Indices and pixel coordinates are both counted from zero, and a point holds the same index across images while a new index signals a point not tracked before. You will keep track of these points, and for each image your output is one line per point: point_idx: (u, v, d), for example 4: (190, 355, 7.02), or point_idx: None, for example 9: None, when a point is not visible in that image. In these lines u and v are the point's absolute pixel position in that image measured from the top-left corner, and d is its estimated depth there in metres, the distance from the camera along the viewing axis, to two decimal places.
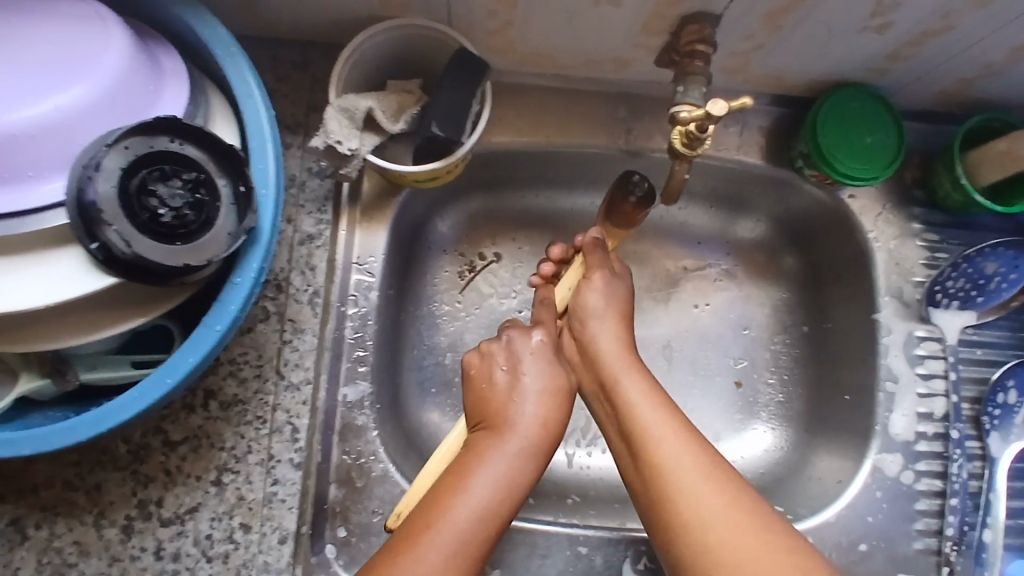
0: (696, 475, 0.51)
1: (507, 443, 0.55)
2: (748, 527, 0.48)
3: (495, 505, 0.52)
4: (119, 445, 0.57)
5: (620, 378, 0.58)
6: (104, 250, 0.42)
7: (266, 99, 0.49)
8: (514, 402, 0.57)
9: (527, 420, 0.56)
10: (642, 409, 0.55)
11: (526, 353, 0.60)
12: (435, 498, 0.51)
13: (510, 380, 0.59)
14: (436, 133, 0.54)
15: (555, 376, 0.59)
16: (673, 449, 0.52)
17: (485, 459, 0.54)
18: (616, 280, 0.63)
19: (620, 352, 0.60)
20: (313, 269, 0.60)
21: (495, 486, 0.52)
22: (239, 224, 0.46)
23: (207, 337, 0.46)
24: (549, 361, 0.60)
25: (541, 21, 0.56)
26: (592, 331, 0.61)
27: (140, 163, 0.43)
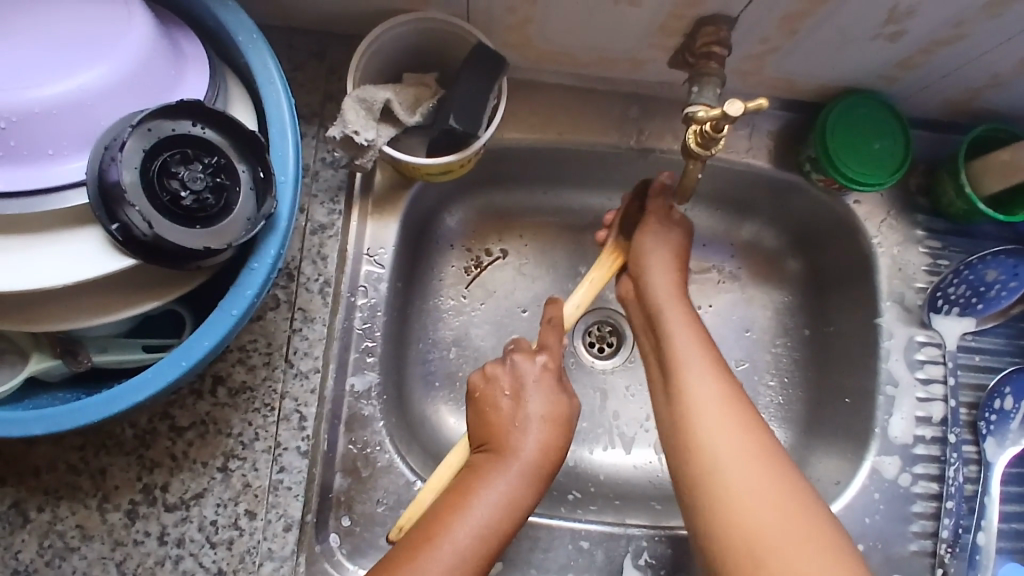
0: (718, 403, 0.54)
1: (507, 471, 0.55)
2: (756, 457, 0.52)
3: (489, 532, 0.51)
4: (125, 430, 0.57)
5: (676, 326, 0.59)
6: (124, 231, 0.42)
7: (286, 86, 0.49)
8: (515, 429, 0.57)
9: (527, 448, 0.56)
10: (679, 337, 0.58)
11: (528, 381, 0.60)
12: (438, 518, 0.51)
13: (513, 405, 0.58)
14: (453, 126, 0.54)
15: (559, 404, 0.59)
16: (702, 375, 0.56)
17: (485, 485, 0.53)
18: (672, 233, 0.64)
19: (673, 289, 0.61)
20: (325, 259, 0.60)
21: (483, 520, 0.52)
22: (258, 210, 0.46)
23: (222, 323, 0.46)
24: (551, 390, 0.60)
25: (559, 18, 0.57)
26: (648, 270, 0.62)
27: (162, 146, 0.43)
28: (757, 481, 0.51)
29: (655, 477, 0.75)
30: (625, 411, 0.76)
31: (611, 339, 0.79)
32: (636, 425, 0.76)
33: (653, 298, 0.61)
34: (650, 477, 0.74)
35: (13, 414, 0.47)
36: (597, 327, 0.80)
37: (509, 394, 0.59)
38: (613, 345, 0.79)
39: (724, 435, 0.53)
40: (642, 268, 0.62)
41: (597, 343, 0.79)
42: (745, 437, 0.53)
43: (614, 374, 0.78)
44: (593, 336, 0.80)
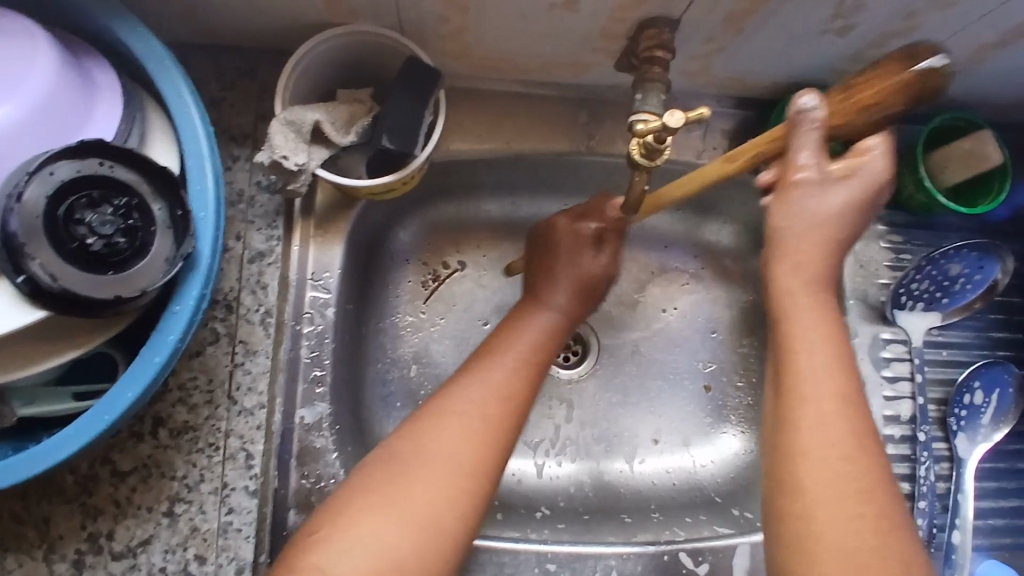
0: (828, 408, 0.46)
1: (545, 307, 0.60)
2: (854, 467, 0.44)
3: (529, 362, 0.55)
4: (65, 477, 0.55)
5: (802, 292, 0.49)
6: (31, 283, 0.39)
7: (203, 115, 0.46)
8: (548, 282, 0.61)
9: (559, 295, 0.61)
10: (801, 324, 0.48)
11: (565, 236, 0.62)
12: (491, 344, 0.56)
13: (549, 267, 0.62)
14: (387, 147, 0.52)
15: (600, 260, 0.63)
16: (814, 368, 0.47)
17: (525, 321, 0.59)
18: (846, 181, 0.48)
19: (819, 252, 0.49)
20: (264, 288, 0.57)
21: (534, 342, 0.57)
22: (177, 250, 0.43)
23: (146, 370, 0.44)
24: (591, 248, 0.62)
25: (496, 26, 0.54)
26: (803, 207, 0.48)
27: (67, 190, 0.40)
28: (843, 495, 0.43)
29: (626, 486, 0.73)
30: (593, 422, 0.75)
31: (576, 347, 0.78)
32: (606, 435, 0.75)
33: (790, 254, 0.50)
34: (621, 487, 0.73)
35: None
36: None
37: (552, 250, 0.62)
38: (578, 353, 0.77)
39: (825, 434, 0.45)
40: (780, 206, 0.48)
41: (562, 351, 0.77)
42: (853, 436, 0.45)
43: (581, 383, 0.76)
44: None
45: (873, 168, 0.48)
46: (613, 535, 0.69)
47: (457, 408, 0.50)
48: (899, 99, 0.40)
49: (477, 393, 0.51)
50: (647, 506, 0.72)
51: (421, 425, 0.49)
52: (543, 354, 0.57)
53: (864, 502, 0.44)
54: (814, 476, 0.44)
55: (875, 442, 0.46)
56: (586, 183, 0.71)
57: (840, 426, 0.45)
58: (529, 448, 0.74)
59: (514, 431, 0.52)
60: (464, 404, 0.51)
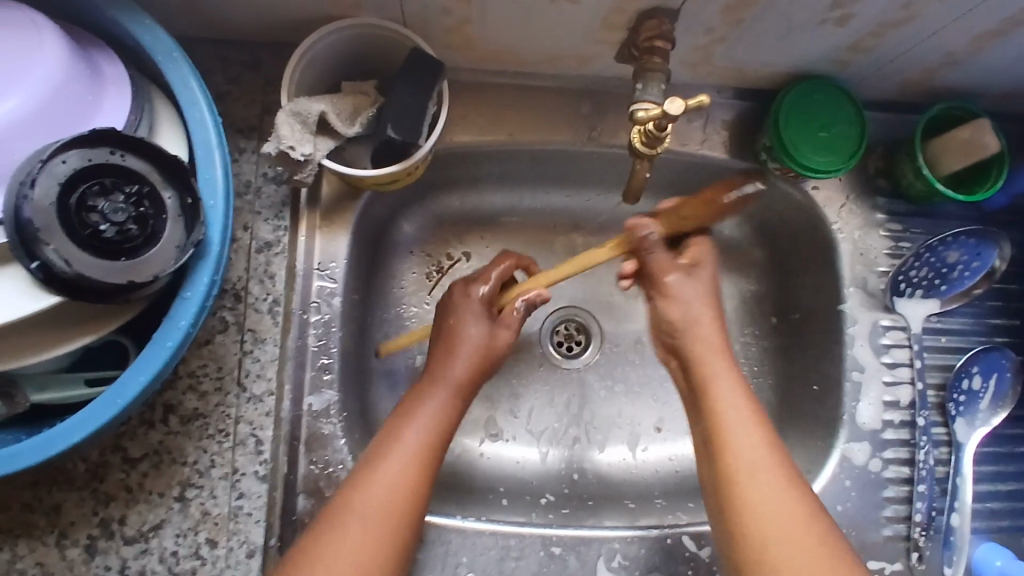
0: (760, 468, 0.50)
1: (433, 396, 0.57)
2: (795, 520, 0.48)
3: (421, 457, 0.53)
4: (77, 464, 0.56)
5: (709, 365, 0.55)
6: (44, 269, 0.40)
7: (211, 105, 0.47)
8: (448, 349, 0.59)
9: (457, 363, 0.58)
10: (730, 423, 0.52)
11: (460, 309, 0.61)
12: (374, 454, 0.53)
13: (448, 336, 0.60)
14: (392, 137, 0.52)
15: (489, 331, 0.60)
16: (755, 472, 0.50)
17: (416, 412, 0.56)
18: (697, 270, 0.57)
19: (716, 341, 0.56)
20: (272, 278, 0.58)
21: (419, 440, 0.54)
22: (188, 237, 0.44)
23: (157, 355, 0.44)
24: (480, 316, 0.61)
25: (498, 17, 0.55)
26: (680, 300, 0.56)
27: (78, 178, 0.41)
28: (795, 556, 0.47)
29: (630, 474, 0.74)
30: (595, 409, 0.76)
31: (579, 337, 0.79)
32: (609, 422, 0.76)
33: (697, 347, 0.55)
34: (625, 474, 0.74)
35: None
36: (564, 327, 0.79)
37: (448, 324, 0.60)
38: (581, 342, 0.78)
39: (761, 497, 0.49)
40: (665, 304, 0.57)
41: (565, 342, 0.78)
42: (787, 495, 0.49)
43: (584, 373, 0.77)
44: (561, 336, 0.78)
45: (710, 256, 0.58)
46: (619, 519, 0.70)
47: (336, 537, 0.49)
48: (733, 195, 0.53)
49: (352, 528, 0.49)
50: (650, 493, 0.73)
51: (301, 558, 0.48)
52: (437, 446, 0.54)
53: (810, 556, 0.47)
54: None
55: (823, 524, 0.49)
56: (588, 174, 0.71)
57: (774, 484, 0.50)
58: (533, 436, 0.74)
59: (401, 550, 0.50)
60: (340, 532, 0.49)
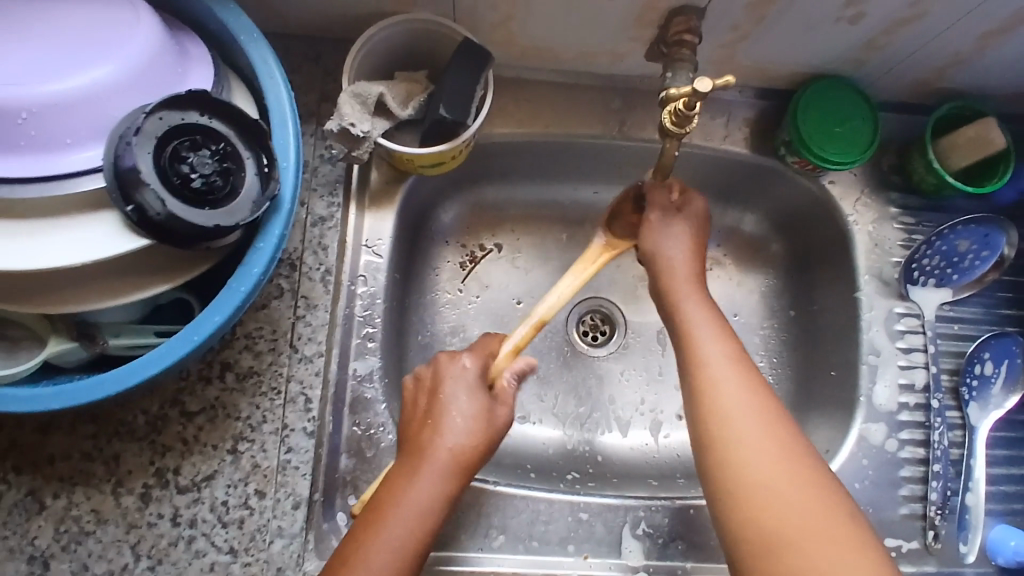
0: (736, 383, 0.55)
1: (422, 474, 0.56)
2: (768, 428, 0.53)
3: (401, 555, 0.52)
4: (137, 416, 0.60)
5: (690, 297, 0.61)
6: (139, 212, 0.45)
7: (285, 81, 0.53)
8: (431, 429, 0.58)
9: (440, 447, 0.57)
10: (705, 343, 0.57)
11: (450, 382, 0.61)
12: (360, 539, 0.53)
13: (432, 415, 0.59)
14: (444, 115, 0.58)
15: (482, 406, 0.60)
16: (724, 386, 0.55)
17: (405, 490, 0.55)
18: (680, 213, 0.64)
19: (693, 278, 0.62)
20: (325, 249, 0.63)
21: (404, 535, 0.53)
22: (263, 193, 0.49)
23: (231, 298, 0.49)
24: (472, 390, 0.60)
25: (540, 15, 0.61)
26: (663, 240, 0.63)
27: (173, 133, 0.46)
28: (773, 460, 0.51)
29: (651, 457, 0.77)
30: (618, 395, 0.79)
31: (604, 327, 0.82)
32: (632, 409, 0.79)
33: (673, 277, 0.62)
34: (647, 457, 0.77)
35: (20, 395, 0.47)
36: (590, 317, 0.83)
37: (434, 395, 0.60)
38: (606, 332, 0.82)
39: (738, 410, 0.54)
40: (649, 240, 0.64)
41: (590, 331, 0.82)
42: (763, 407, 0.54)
43: (610, 360, 0.81)
44: (587, 325, 0.82)
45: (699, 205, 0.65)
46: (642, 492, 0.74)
47: None
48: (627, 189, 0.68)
49: None
50: (672, 473, 0.76)
51: None
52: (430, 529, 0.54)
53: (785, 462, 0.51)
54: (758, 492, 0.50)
55: (792, 429, 0.53)
56: (617, 168, 0.76)
57: (750, 396, 0.54)
58: (559, 419, 0.78)
59: None
60: None
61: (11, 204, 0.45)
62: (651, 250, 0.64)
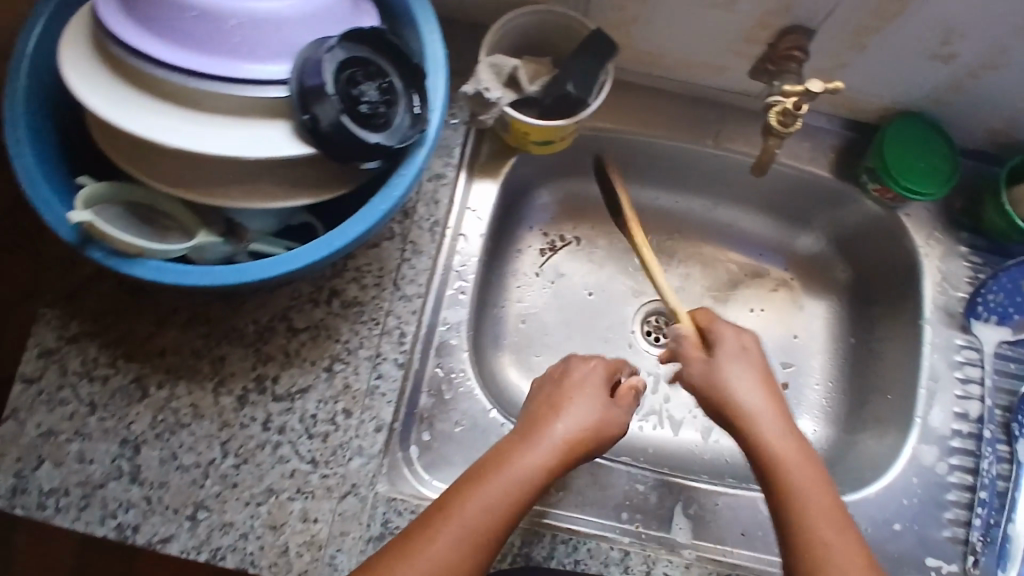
0: (801, 467, 0.57)
1: (533, 448, 0.57)
2: (834, 514, 0.54)
3: (499, 513, 0.53)
4: (248, 325, 0.65)
5: (748, 383, 0.61)
6: (312, 122, 0.51)
7: (441, 37, 0.59)
8: (551, 414, 0.60)
9: (558, 428, 0.58)
10: (769, 430, 0.59)
11: (574, 376, 0.63)
12: (446, 505, 0.53)
13: (555, 400, 0.61)
14: (570, 91, 0.63)
15: (602, 402, 0.61)
16: (790, 472, 0.56)
17: (508, 460, 0.56)
18: (719, 323, 0.65)
19: (756, 366, 0.62)
20: (437, 203, 0.69)
21: (503, 496, 0.54)
22: (413, 127, 0.55)
23: (373, 213, 0.55)
24: (595, 387, 0.62)
25: (661, 22, 0.67)
26: (719, 336, 0.64)
27: (350, 61, 0.53)
28: (842, 543, 0.53)
29: (700, 455, 0.80)
30: (676, 393, 0.82)
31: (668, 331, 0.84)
32: (686, 411, 0.82)
33: (713, 369, 0.62)
34: (697, 455, 0.80)
35: (178, 268, 0.53)
36: (655, 318, 0.85)
37: (558, 389, 0.62)
38: None
39: (808, 493, 0.55)
40: (692, 342, 0.65)
41: (655, 331, 0.84)
42: (827, 494, 0.55)
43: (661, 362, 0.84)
44: (652, 326, 0.84)
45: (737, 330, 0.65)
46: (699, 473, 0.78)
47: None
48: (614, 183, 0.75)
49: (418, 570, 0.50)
50: (724, 473, 0.79)
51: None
52: (525, 499, 0.54)
53: (850, 546, 0.53)
54: (841, 574, 0.51)
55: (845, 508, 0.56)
56: (702, 179, 0.82)
57: (810, 481, 0.56)
58: None
59: None
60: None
61: (199, 97, 0.51)
62: (693, 349, 0.65)
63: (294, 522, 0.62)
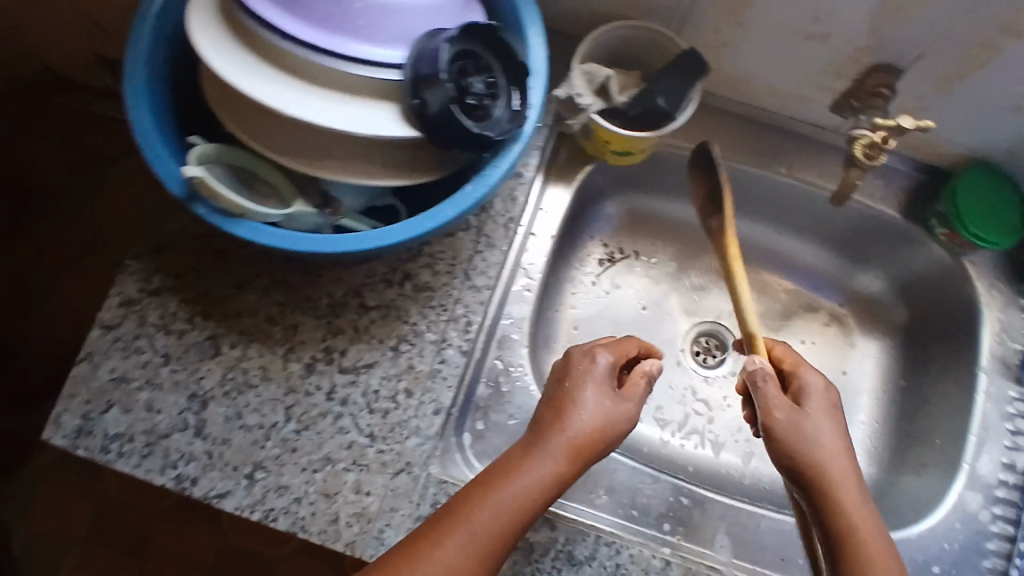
0: (855, 507, 0.56)
1: (541, 455, 0.57)
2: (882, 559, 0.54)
3: (503, 526, 0.53)
4: (322, 297, 0.67)
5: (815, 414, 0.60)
6: (422, 106, 0.53)
7: (544, 41, 0.61)
8: (560, 415, 0.58)
9: (567, 432, 0.58)
10: (828, 462, 0.57)
11: (580, 374, 0.61)
12: (451, 515, 0.54)
13: (563, 400, 0.59)
14: (661, 105, 0.65)
15: (608, 403, 0.60)
16: (842, 510, 0.56)
17: (516, 469, 0.56)
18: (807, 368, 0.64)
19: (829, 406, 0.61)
20: (513, 201, 0.71)
21: (509, 508, 0.54)
22: (511, 123, 0.57)
23: (462, 201, 0.58)
24: (601, 387, 0.60)
25: (751, 49, 0.69)
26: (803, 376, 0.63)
27: (463, 54, 0.55)
28: None
29: (739, 477, 0.80)
30: (720, 415, 0.83)
31: (717, 351, 0.85)
32: (728, 433, 0.82)
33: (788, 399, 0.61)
34: (735, 476, 0.81)
35: (278, 232, 0.55)
36: (705, 339, 0.86)
37: (564, 386, 0.60)
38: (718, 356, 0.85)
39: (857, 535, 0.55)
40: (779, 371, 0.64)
41: (703, 353, 0.85)
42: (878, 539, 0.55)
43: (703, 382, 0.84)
44: (701, 347, 0.85)
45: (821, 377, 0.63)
46: (737, 493, 0.79)
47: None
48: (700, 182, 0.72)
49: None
50: (763, 498, 0.79)
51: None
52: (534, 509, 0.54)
53: None
54: None
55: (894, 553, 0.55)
56: (769, 208, 0.83)
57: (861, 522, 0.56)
58: (659, 423, 0.82)
59: None
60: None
61: (317, 72, 0.53)
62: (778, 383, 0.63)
63: (347, 492, 0.63)
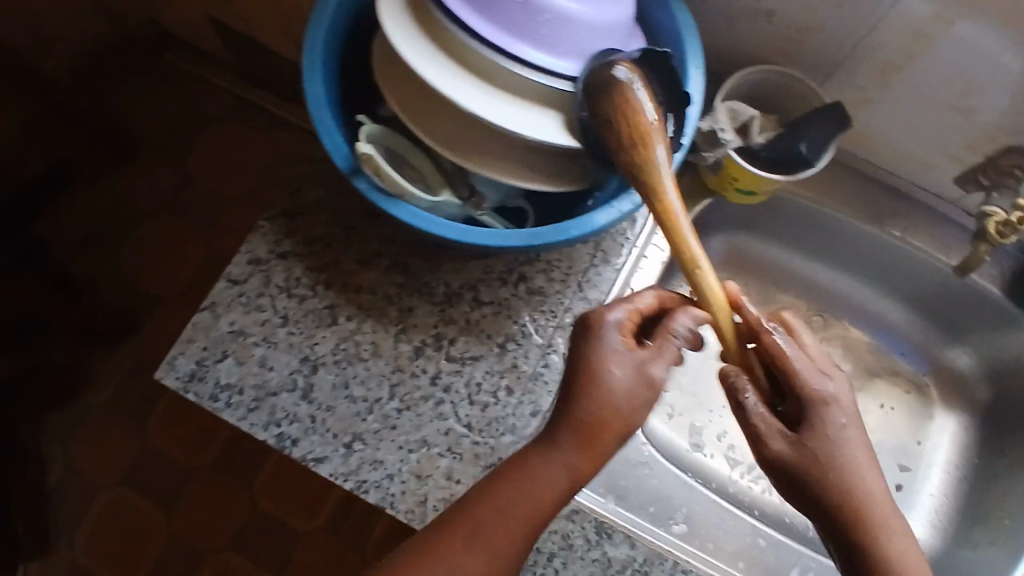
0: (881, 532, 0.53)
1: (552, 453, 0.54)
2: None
3: (507, 528, 0.53)
4: (440, 286, 0.69)
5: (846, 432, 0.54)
6: (587, 120, 0.57)
7: (701, 75, 0.63)
8: (579, 395, 0.54)
9: (582, 417, 0.54)
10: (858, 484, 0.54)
11: (597, 344, 0.55)
12: (456, 513, 0.54)
13: (582, 378, 0.54)
14: (802, 150, 0.67)
15: (633, 378, 0.54)
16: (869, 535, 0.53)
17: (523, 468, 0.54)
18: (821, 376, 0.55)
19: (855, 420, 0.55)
20: (633, 222, 0.73)
21: (515, 512, 0.53)
22: (664, 148, 0.60)
23: (603, 217, 0.59)
24: (623, 361, 0.54)
25: (891, 111, 0.71)
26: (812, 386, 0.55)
27: (634, 74, 0.57)
28: None
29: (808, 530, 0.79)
30: None
31: None
32: None
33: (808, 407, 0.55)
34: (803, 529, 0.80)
35: (428, 218, 0.57)
36: None
37: (584, 356, 0.55)
38: None
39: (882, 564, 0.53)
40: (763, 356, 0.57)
41: None
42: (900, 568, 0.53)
43: None
44: None
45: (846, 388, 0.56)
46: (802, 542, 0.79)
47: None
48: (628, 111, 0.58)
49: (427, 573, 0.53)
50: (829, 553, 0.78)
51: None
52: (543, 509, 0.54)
53: None
54: None
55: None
56: (870, 267, 0.84)
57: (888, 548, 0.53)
58: (728, 462, 0.82)
59: None
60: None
61: (493, 73, 0.56)
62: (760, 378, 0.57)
63: (439, 477, 0.65)
